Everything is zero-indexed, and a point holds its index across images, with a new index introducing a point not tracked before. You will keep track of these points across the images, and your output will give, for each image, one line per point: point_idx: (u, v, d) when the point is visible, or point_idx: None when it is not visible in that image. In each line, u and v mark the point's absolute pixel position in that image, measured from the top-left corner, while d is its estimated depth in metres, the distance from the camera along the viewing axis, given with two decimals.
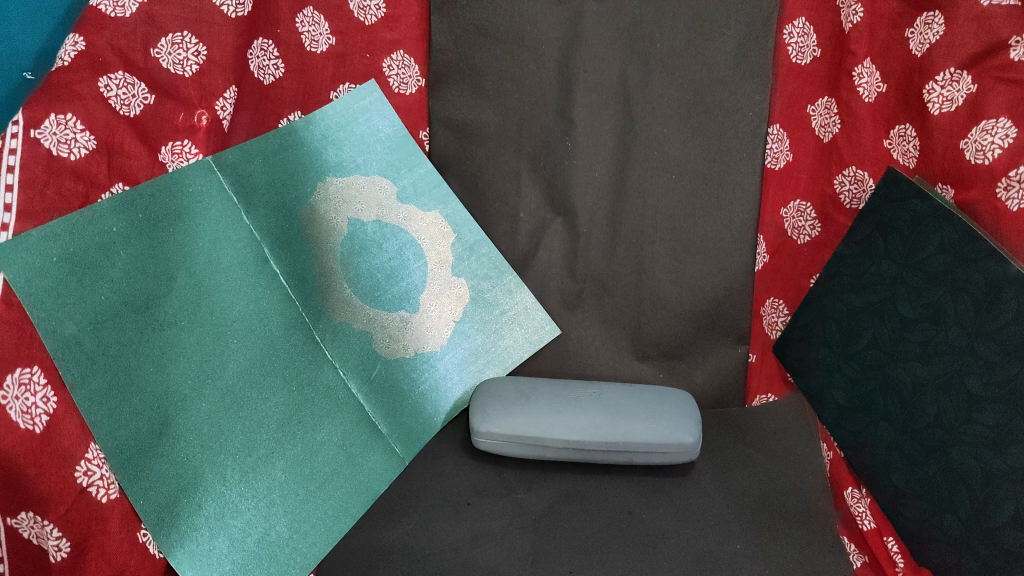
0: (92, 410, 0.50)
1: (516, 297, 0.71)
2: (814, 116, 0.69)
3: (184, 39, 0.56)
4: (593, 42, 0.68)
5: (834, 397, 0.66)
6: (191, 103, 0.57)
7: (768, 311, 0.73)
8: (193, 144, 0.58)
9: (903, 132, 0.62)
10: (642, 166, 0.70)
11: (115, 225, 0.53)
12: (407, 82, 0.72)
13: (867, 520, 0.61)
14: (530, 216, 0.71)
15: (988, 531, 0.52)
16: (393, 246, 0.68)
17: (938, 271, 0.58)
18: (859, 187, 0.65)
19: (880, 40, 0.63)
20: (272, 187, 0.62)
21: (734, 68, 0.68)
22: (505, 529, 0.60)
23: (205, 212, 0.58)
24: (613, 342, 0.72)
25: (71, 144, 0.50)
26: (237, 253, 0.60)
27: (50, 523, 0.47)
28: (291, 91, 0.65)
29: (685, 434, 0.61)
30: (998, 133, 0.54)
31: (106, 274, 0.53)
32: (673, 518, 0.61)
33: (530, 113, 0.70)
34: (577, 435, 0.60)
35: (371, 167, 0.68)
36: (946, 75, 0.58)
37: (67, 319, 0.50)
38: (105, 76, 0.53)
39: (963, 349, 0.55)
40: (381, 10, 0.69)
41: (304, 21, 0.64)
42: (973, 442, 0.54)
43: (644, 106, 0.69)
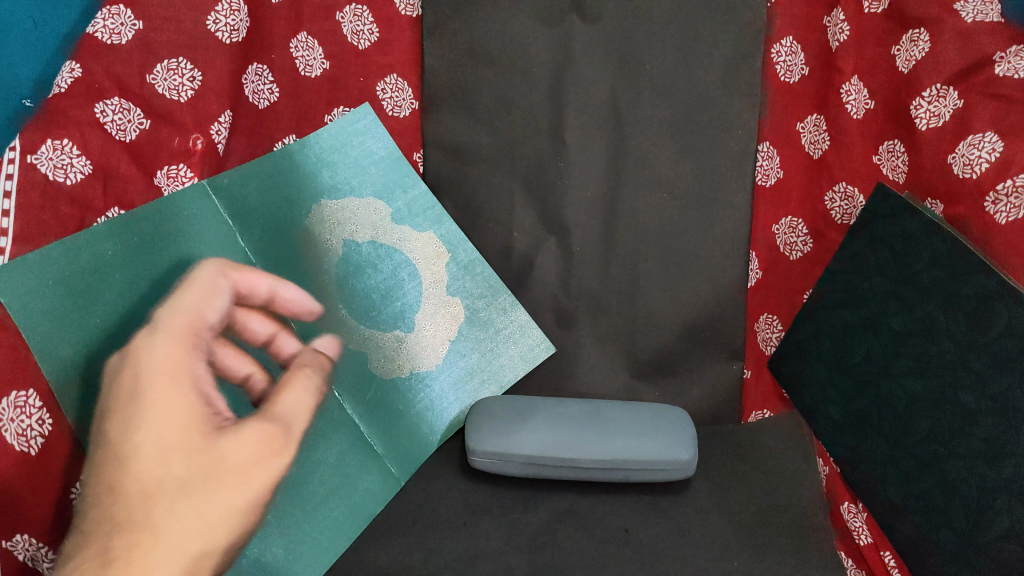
0: None
1: (511, 316, 0.70)
2: (803, 133, 0.71)
3: (179, 66, 0.59)
4: (584, 64, 0.70)
5: (830, 412, 0.66)
6: (186, 128, 0.59)
7: (763, 327, 0.73)
8: (189, 168, 0.60)
9: (892, 147, 0.63)
10: (633, 185, 0.70)
11: (110, 248, 0.55)
12: (401, 105, 0.72)
13: (864, 535, 0.62)
14: (524, 235, 0.71)
15: (984, 544, 0.52)
16: (388, 267, 0.68)
17: (930, 285, 0.57)
18: (848, 204, 0.67)
19: (869, 57, 0.65)
20: (265, 210, 0.63)
21: (723, 88, 0.69)
22: (501, 549, 0.60)
23: (201, 235, 0.59)
24: (609, 360, 0.72)
25: (66, 168, 0.53)
26: (232, 274, 0.60)
27: (44, 545, 0.49)
28: (285, 114, 0.66)
29: (680, 451, 0.61)
30: (985, 147, 0.55)
31: (102, 297, 0.54)
32: (669, 536, 0.61)
33: (523, 133, 0.71)
34: (571, 454, 0.61)
35: (366, 189, 0.68)
36: (932, 91, 0.59)
37: (63, 343, 0.52)
38: (102, 102, 0.55)
39: (954, 363, 0.55)
40: (375, 35, 0.70)
41: (298, 46, 0.67)
42: (967, 456, 0.54)
43: (634, 125, 0.70)
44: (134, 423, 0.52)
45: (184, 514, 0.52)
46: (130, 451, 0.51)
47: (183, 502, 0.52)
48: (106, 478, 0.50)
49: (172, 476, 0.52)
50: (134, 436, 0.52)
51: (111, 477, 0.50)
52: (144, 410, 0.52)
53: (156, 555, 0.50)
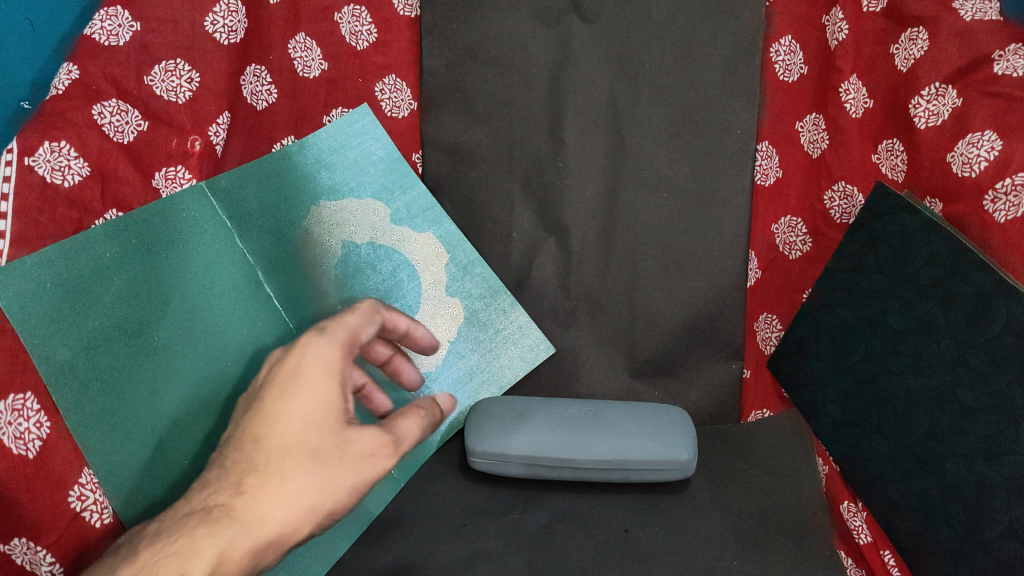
0: (86, 434, 0.52)
1: (511, 316, 0.71)
2: (802, 132, 0.71)
3: (177, 67, 0.59)
4: (583, 64, 0.69)
5: (829, 411, 0.66)
6: (184, 129, 0.59)
7: (762, 327, 0.73)
8: (187, 170, 0.59)
9: (891, 146, 0.63)
10: (632, 184, 0.70)
11: (110, 250, 0.54)
12: (399, 105, 0.72)
13: (864, 534, 0.62)
14: (523, 235, 0.71)
15: (984, 541, 0.52)
16: (387, 267, 0.68)
17: (928, 284, 0.57)
18: (847, 203, 0.67)
19: (866, 56, 0.66)
20: (264, 211, 0.63)
21: (722, 87, 0.69)
22: (501, 550, 0.60)
23: (198, 236, 0.59)
24: (608, 360, 0.72)
25: (64, 171, 0.52)
26: (230, 277, 0.61)
27: (44, 549, 0.48)
28: (285, 116, 0.67)
29: (680, 451, 0.61)
30: (984, 146, 0.55)
31: (100, 299, 0.53)
32: (668, 535, 0.61)
33: (521, 133, 0.70)
34: (571, 454, 0.61)
35: (365, 190, 0.68)
36: (932, 90, 0.59)
37: (61, 345, 0.51)
38: (99, 104, 0.55)
39: (954, 360, 0.55)
40: (373, 36, 0.70)
41: (296, 47, 0.67)
42: (967, 455, 0.53)
43: (633, 125, 0.70)
44: (293, 385, 0.52)
45: (307, 470, 0.50)
46: (281, 409, 0.51)
47: (309, 459, 0.50)
48: (261, 423, 0.51)
49: (306, 435, 0.51)
50: (289, 395, 0.52)
51: (265, 423, 0.51)
52: (300, 377, 0.53)
53: (271, 495, 0.49)
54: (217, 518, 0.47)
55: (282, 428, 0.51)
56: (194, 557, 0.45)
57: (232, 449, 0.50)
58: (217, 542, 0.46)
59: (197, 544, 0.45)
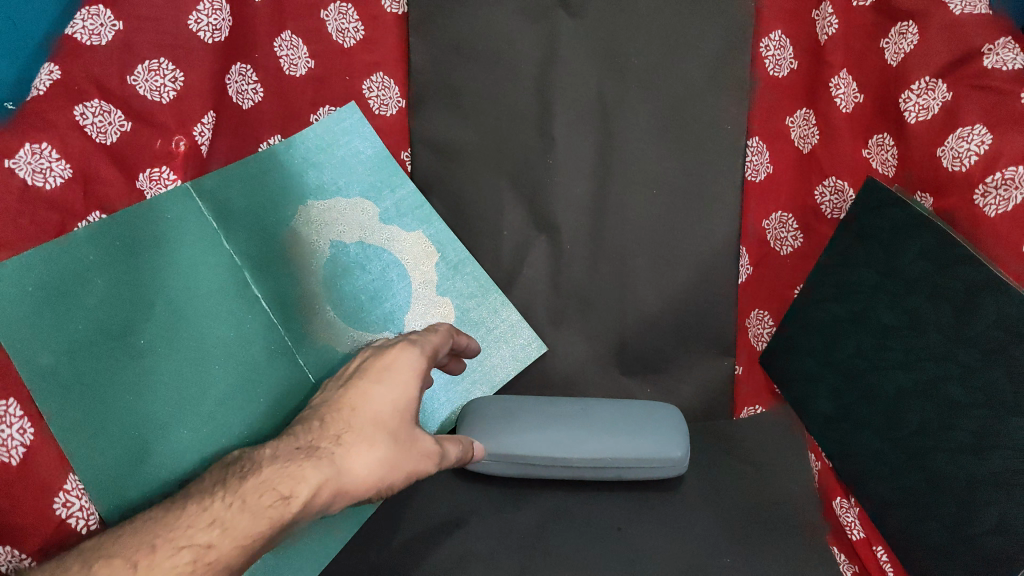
0: (68, 440, 0.52)
1: (502, 315, 0.70)
2: (792, 128, 0.70)
3: (161, 66, 0.58)
4: (571, 60, 0.69)
5: (819, 406, 0.65)
6: (168, 129, 0.59)
7: (755, 323, 0.72)
8: (172, 171, 0.59)
9: (881, 141, 0.63)
10: (621, 181, 0.70)
11: (91, 253, 0.55)
12: (387, 104, 0.71)
13: (856, 530, 0.62)
14: (514, 234, 0.71)
15: (973, 537, 0.52)
16: (377, 267, 0.68)
17: (916, 278, 0.57)
18: (839, 198, 0.67)
19: (857, 50, 0.66)
20: (251, 213, 0.63)
21: (710, 82, 0.69)
22: (493, 550, 0.60)
23: (182, 237, 0.59)
24: (599, 358, 0.71)
25: (46, 173, 0.53)
26: (216, 278, 0.60)
27: (28, 557, 0.48)
28: (269, 115, 0.66)
29: (671, 448, 0.60)
30: (974, 140, 0.55)
31: (81, 302, 0.54)
32: (659, 533, 0.61)
33: (510, 131, 0.70)
34: (563, 453, 0.60)
35: (353, 189, 0.67)
36: (922, 83, 0.59)
37: (42, 349, 0.52)
38: (81, 104, 0.55)
39: (942, 355, 0.54)
40: (360, 33, 0.70)
41: (281, 45, 0.66)
42: (954, 449, 0.53)
43: (622, 120, 0.69)
44: (387, 369, 0.53)
45: (387, 445, 0.50)
46: (376, 387, 0.52)
47: (389, 435, 0.51)
48: (356, 394, 0.52)
49: (396, 412, 0.52)
50: (384, 377, 0.53)
51: (360, 393, 0.52)
52: (394, 364, 0.53)
53: (361, 454, 0.49)
54: (320, 456, 0.48)
55: (376, 399, 0.51)
56: (297, 482, 0.47)
57: (336, 406, 0.52)
58: (317, 475, 0.47)
59: (302, 471, 0.47)
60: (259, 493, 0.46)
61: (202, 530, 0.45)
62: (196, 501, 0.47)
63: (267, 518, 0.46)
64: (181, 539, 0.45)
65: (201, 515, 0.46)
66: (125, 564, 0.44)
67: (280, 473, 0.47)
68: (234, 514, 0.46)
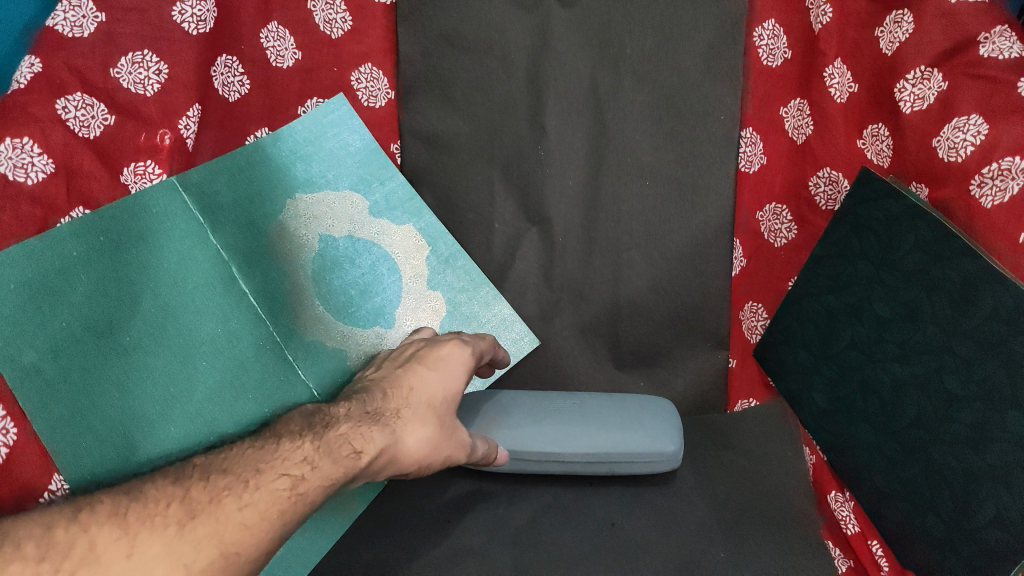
0: (53, 438, 0.54)
1: (494, 309, 0.69)
2: (786, 118, 0.70)
3: (145, 58, 0.57)
4: (563, 49, 0.68)
5: (815, 399, 0.65)
6: (153, 122, 0.58)
7: (749, 316, 0.73)
8: (157, 165, 0.59)
9: (876, 131, 0.62)
10: (615, 172, 0.69)
11: (75, 249, 0.55)
12: (376, 95, 0.70)
13: (851, 524, 0.61)
14: (505, 226, 0.70)
15: (972, 530, 0.51)
16: (366, 261, 0.67)
17: (913, 270, 0.56)
18: (834, 188, 0.66)
19: (850, 39, 0.64)
20: (238, 206, 0.62)
21: (705, 71, 0.68)
22: (485, 545, 0.59)
23: (170, 231, 0.58)
24: (592, 351, 0.71)
25: (27, 168, 0.53)
26: (204, 273, 0.59)
27: None
28: (257, 107, 0.65)
29: (665, 443, 0.60)
30: (970, 130, 0.54)
31: (67, 298, 0.54)
32: (654, 527, 0.61)
33: (501, 122, 0.69)
34: (557, 449, 0.60)
35: (342, 182, 0.66)
36: (916, 73, 0.58)
37: (26, 347, 0.53)
38: (63, 98, 0.54)
39: (940, 347, 0.54)
40: (348, 23, 0.69)
41: (267, 36, 0.65)
42: (954, 442, 0.52)
43: (615, 110, 0.69)
44: (440, 360, 0.55)
45: (436, 427, 0.51)
46: (432, 371, 0.53)
47: (438, 418, 0.52)
48: (412, 376, 0.53)
49: (445, 399, 0.53)
50: (438, 366, 0.54)
51: (416, 376, 0.53)
52: (447, 355, 0.55)
53: (417, 431, 0.50)
54: (385, 421, 0.49)
55: (431, 383, 0.53)
56: (368, 441, 0.47)
57: (393, 383, 0.52)
58: (385, 438, 0.47)
59: (372, 431, 0.47)
60: (339, 444, 0.46)
61: (294, 465, 0.44)
62: (284, 438, 0.45)
63: (346, 467, 0.45)
64: (279, 468, 0.43)
65: (293, 452, 0.44)
66: (233, 484, 0.42)
67: (356, 428, 0.47)
68: (323, 454, 0.45)
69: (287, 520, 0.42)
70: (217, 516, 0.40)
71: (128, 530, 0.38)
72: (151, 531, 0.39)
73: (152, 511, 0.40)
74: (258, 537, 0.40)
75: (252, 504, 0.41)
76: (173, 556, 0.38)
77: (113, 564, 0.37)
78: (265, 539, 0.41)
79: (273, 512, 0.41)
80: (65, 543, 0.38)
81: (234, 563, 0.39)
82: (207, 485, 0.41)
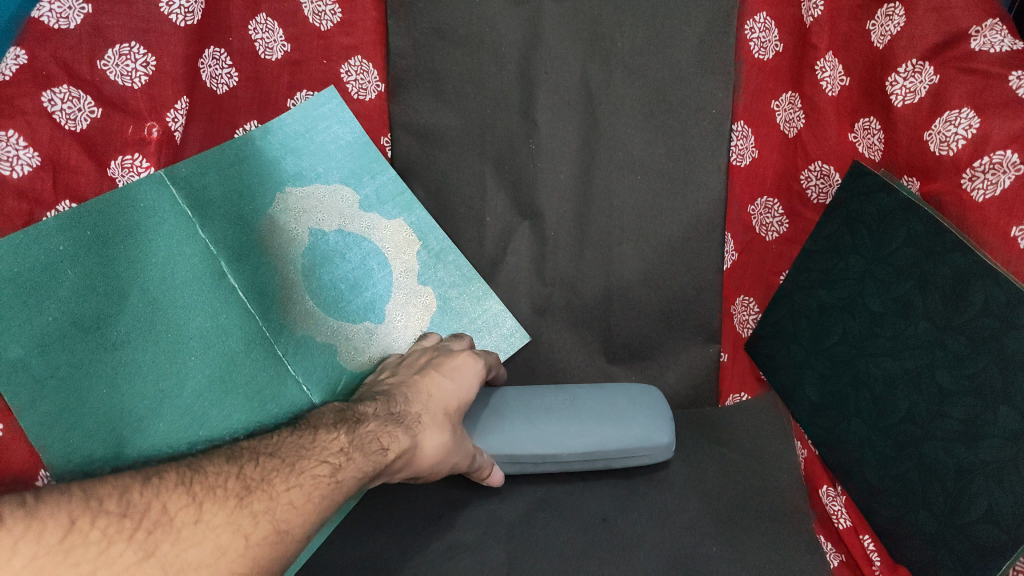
0: (42, 434, 0.53)
1: (484, 305, 0.68)
2: (778, 111, 0.69)
3: (132, 50, 0.57)
4: (554, 42, 0.68)
5: (807, 394, 0.65)
6: (140, 114, 0.58)
7: (740, 309, 0.73)
8: (145, 158, 0.59)
9: (868, 124, 0.62)
10: (606, 166, 0.69)
11: (63, 243, 0.54)
12: (367, 88, 0.70)
13: (843, 518, 0.62)
14: (496, 220, 0.70)
15: (965, 525, 0.51)
16: (358, 256, 0.65)
17: (905, 265, 0.56)
18: (825, 182, 0.66)
19: (842, 33, 0.63)
20: (227, 200, 0.61)
21: (697, 65, 0.68)
22: (478, 539, 0.59)
23: (158, 226, 0.58)
24: (584, 344, 0.71)
25: (13, 160, 0.53)
26: (192, 268, 0.59)
27: None
28: (247, 100, 0.65)
29: (659, 435, 0.60)
30: (961, 124, 0.54)
31: (55, 293, 0.54)
32: (647, 523, 0.61)
33: (493, 116, 0.69)
34: (553, 450, 0.59)
35: (332, 175, 0.65)
36: (908, 66, 0.58)
37: (13, 343, 0.53)
38: (49, 90, 0.54)
39: (931, 342, 0.54)
40: (337, 15, 0.68)
41: (256, 29, 0.64)
42: (945, 437, 0.52)
43: (607, 105, 0.68)
44: (456, 367, 0.57)
45: (452, 432, 0.53)
46: (450, 379, 0.56)
47: (454, 424, 0.54)
48: (432, 381, 0.55)
49: (459, 405, 0.55)
50: (455, 373, 0.56)
51: (433, 382, 0.55)
52: (461, 364, 0.57)
53: (435, 435, 0.52)
54: (408, 422, 0.51)
55: (448, 389, 0.55)
56: (395, 440, 0.49)
57: (412, 385, 0.54)
58: (407, 439, 0.50)
59: (398, 431, 0.49)
60: (368, 440, 0.48)
61: (332, 455, 0.46)
62: (319, 430, 0.48)
63: (375, 462, 0.47)
64: (318, 456, 0.45)
65: (330, 444, 0.46)
66: (280, 467, 0.44)
67: (384, 427, 0.49)
68: (356, 448, 0.47)
69: (325, 505, 0.44)
70: (269, 495, 0.42)
71: (194, 500, 0.40)
72: (214, 502, 0.40)
73: (212, 484, 0.41)
74: (303, 519, 0.43)
75: (298, 486, 0.43)
76: (234, 527, 0.40)
77: (183, 528, 0.39)
78: (308, 521, 0.43)
79: (316, 498, 0.43)
80: (141, 504, 0.39)
81: (282, 541, 0.41)
82: (257, 465, 0.43)
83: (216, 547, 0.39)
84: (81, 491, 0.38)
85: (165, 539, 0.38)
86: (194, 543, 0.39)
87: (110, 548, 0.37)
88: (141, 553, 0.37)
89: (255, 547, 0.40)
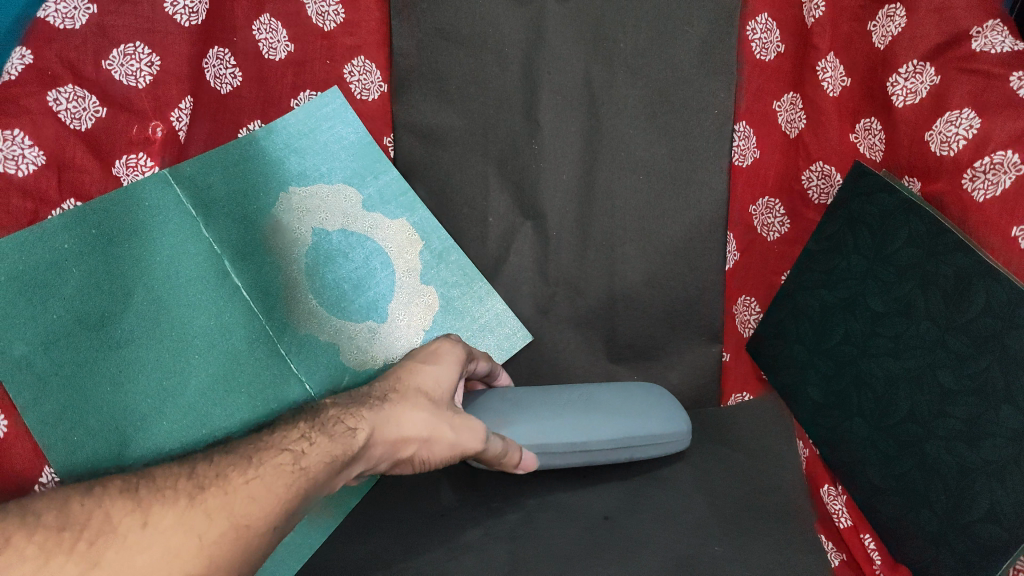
0: (46, 432, 0.54)
1: (487, 304, 0.69)
2: (779, 112, 0.70)
3: (137, 50, 0.57)
4: (558, 43, 0.68)
5: (809, 393, 0.65)
6: (145, 114, 0.58)
7: (741, 310, 0.73)
8: (149, 157, 0.59)
9: (869, 125, 0.63)
10: (609, 167, 0.69)
11: (66, 241, 0.55)
12: (369, 89, 0.70)
13: (844, 518, 0.63)
14: (499, 220, 0.70)
15: (966, 524, 0.51)
16: (360, 255, 0.66)
17: (907, 265, 0.56)
18: (825, 182, 0.68)
19: (845, 33, 0.64)
20: (232, 199, 0.61)
21: (699, 66, 0.68)
22: (481, 540, 0.59)
23: (162, 224, 0.58)
24: (588, 345, 0.71)
25: (18, 160, 0.53)
26: (197, 267, 0.59)
27: None
28: (250, 99, 0.65)
29: (675, 423, 0.61)
30: (962, 124, 0.54)
31: (58, 291, 0.55)
32: (650, 523, 0.61)
33: (495, 116, 0.69)
34: (584, 437, 0.58)
35: (336, 175, 0.66)
36: (910, 67, 0.58)
37: (17, 340, 0.54)
38: (55, 89, 0.55)
39: (934, 342, 0.54)
40: (340, 16, 0.68)
41: (259, 29, 0.64)
42: (946, 436, 0.52)
43: (609, 106, 0.68)
44: (431, 354, 0.57)
45: (432, 411, 0.52)
46: (422, 363, 0.56)
47: (433, 403, 0.53)
48: (404, 369, 0.55)
49: (440, 387, 0.55)
50: (428, 359, 0.57)
51: (405, 369, 0.55)
52: (435, 350, 0.57)
53: (408, 414, 0.51)
54: (376, 405, 0.51)
55: (419, 372, 0.55)
56: (358, 421, 0.49)
57: (384, 376, 0.55)
58: (374, 419, 0.50)
59: (360, 413, 0.50)
60: (333, 424, 0.48)
61: (293, 442, 0.46)
62: (281, 424, 0.49)
63: (342, 445, 0.47)
64: (280, 445, 0.46)
65: (291, 433, 0.47)
66: (238, 461, 0.44)
67: (345, 411, 0.49)
68: (318, 432, 0.47)
69: (292, 493, 0.44)
70: (225, 489, 0.42)
71: (139, 505, 0.41)
72: (161, 505, 0.41)
73: (164, 489, 0.42)
74: (265, 510, 0.42)
75: (258, 477, 0.43)
76: (187, 528, 0.40)
77: (130, 534, 0.39)
78: (270, 511, 0.42)
79: (281, 485, 0.43)
80: (82, 516, 0.40)
81: (246, 536, 0.41)
82: (211, 464, 0.44)
83: (168, 547, 0.39)
84: (18, 509, 0.40)
85: (110, 546, 0.39)
86: (143, 548, 0.39)
87: (49, 562, 0.38)
88: (83, 565, 0.38)
89: (212, 545, 0.40)
